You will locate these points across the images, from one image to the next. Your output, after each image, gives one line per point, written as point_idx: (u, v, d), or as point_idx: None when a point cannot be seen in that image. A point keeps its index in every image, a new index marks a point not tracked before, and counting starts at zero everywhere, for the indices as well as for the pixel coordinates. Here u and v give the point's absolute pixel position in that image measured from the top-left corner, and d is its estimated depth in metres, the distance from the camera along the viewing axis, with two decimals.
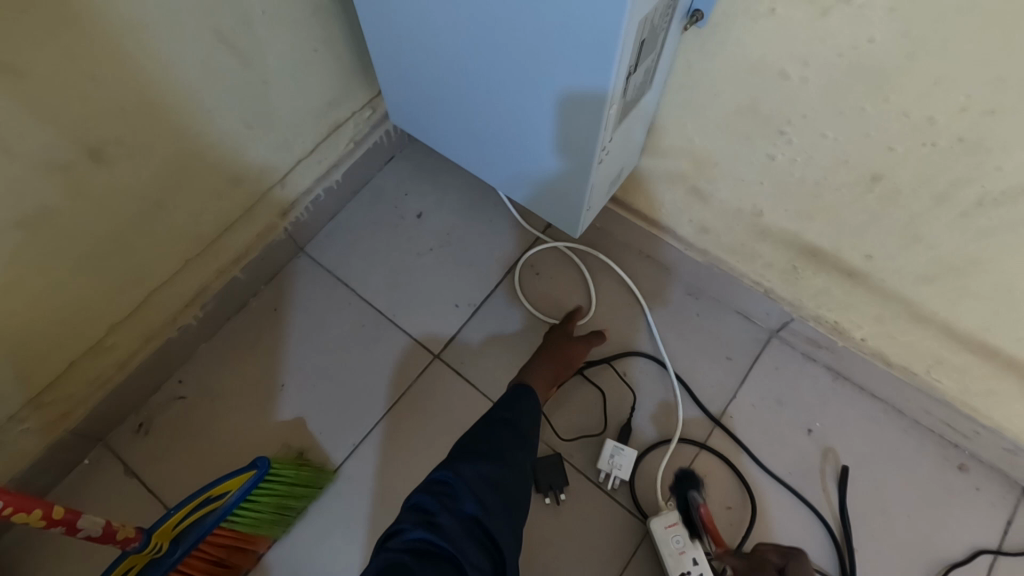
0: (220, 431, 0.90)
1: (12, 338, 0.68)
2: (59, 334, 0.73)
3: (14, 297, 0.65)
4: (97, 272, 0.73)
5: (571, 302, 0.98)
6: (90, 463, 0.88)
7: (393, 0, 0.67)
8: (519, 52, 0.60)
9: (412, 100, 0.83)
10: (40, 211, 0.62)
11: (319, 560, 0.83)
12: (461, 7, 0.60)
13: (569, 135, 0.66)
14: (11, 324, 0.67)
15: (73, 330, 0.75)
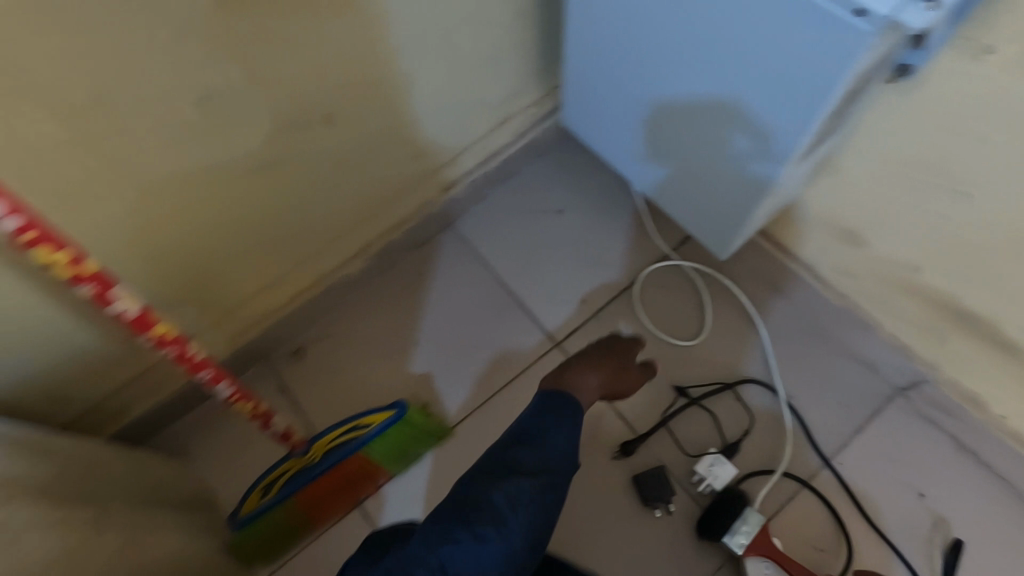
0: (358, 372, 1.01)
1: (229, 263, 0.81)
2: (262, 265, 0.87)
3: (243, 230, 0.78)
4: (300, 219, 0.85)
5: (694, 319, 1.00)
6: (250, 376, 1.02)
7: (604, 22, 0.74)
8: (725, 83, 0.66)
9: (590, 106, 0.90)
10: (276, 165, 0.74)
11: (428, 503, 0.93)
12: (676, 35, 0.67)
13: (758, 150, 0.69)
14: (235, 252, 0.80)
15: (271, 265, 0.88)
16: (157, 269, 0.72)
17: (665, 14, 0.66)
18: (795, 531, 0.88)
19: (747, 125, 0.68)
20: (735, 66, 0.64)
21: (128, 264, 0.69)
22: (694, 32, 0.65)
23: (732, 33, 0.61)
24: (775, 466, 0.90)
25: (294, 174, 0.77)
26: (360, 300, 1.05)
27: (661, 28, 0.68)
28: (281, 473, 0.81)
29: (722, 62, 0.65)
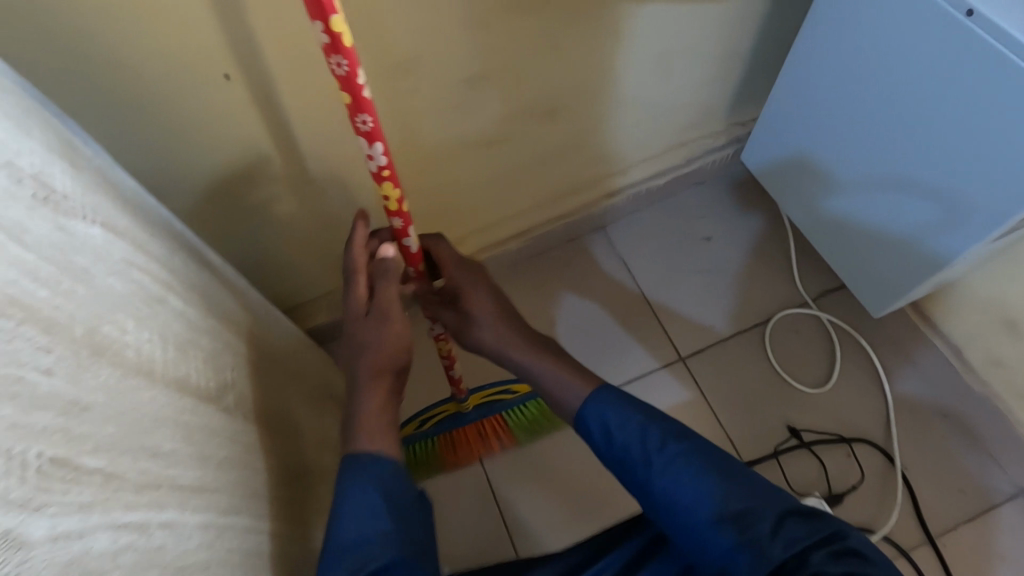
0: None
1: (430, 214, 0.94)
2: (450, 224, 0.99)
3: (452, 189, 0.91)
4: (494, 192, 0.97)
5: (821, 369, 1.03)
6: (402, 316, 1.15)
7: (818, 79, 0.81)
8: (929, 156, 0.70)
9: (776, 151, 0.97)
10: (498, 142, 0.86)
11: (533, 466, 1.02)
12: (891, 104, 0.73)
13: (946, 224, 0.73)
14: (438, 206, 0.93)
15: (457, 225, 1.01)
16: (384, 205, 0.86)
17: (883, 84, 0.72)
18: None
19: (939, 198, 0.72)
20: (962, 145, 0.66)
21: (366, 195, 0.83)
22: (910, 104, 0.70)
23: (958, 112, 0.65)
24: (876, 526, 0.92)
25: (511, 151, 0.89)
26: (513, 275, 1.14)
27: (877, 96, 0.74)
28: (438, 412, 0.95)
29: (941, 139, 0.68)
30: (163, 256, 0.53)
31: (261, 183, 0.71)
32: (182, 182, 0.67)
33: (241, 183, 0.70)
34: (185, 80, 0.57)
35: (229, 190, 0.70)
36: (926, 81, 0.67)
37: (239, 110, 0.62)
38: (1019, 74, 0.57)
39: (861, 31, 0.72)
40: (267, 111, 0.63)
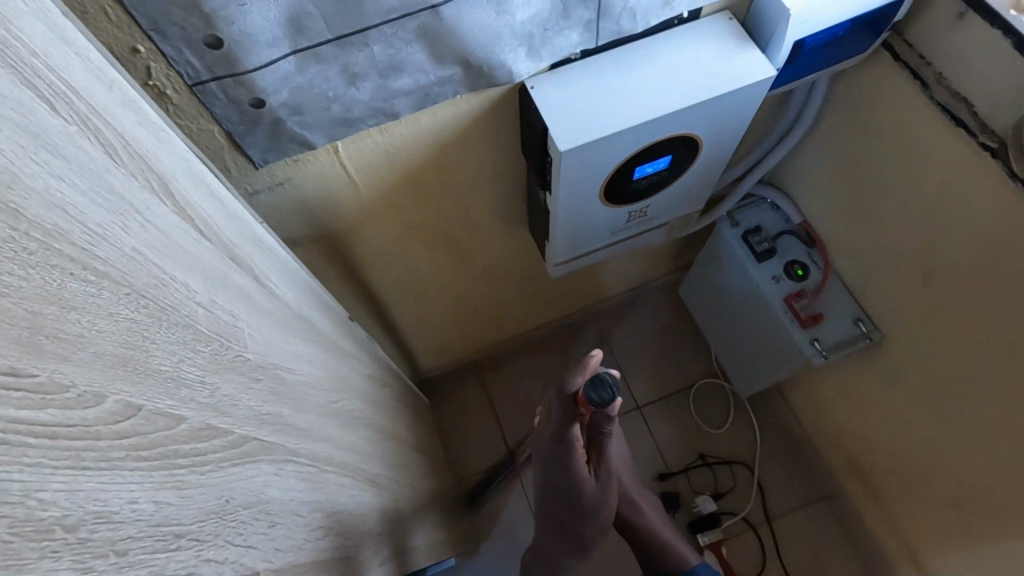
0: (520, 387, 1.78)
1: (488, 326, 1.58)
2: (500, 326, 1.63)
3: (504, 314, 1.55)
4: (527, 310, 1.61)
5: (719, 419, 1.71)
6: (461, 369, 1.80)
7: (704, 283, 1.47)
8: (750, 339, 1.36)
9: (689, 302, 1.62)
10: (533, 292, 1.49)
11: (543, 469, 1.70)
12: (733, 311, 1.38)
13: (761, 371, 1.39)
14: (493, 322, 1.57)
15: (504, 326, 1.65)
16: (465, 326, 1.50)
17: (728, 300, 1.38)
18: (737, 549, 1.58)
19: (757, 358, 1.38)
20: (763, 338, 1.30)
21: (456, 324, 1.47)
22: (740, 314, 1.35)
23: (757, 326, 1.30)
24: (738, 511, 1.61)
25: (540, 293, 1.53)
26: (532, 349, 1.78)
27: (728, 304, 1.39)
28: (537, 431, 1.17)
29: (753, 334, 1.33)
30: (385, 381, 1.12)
31: (408, 326, 1.36)
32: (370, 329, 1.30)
33: (398, 327, 1.34)
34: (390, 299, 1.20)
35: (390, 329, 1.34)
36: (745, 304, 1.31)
37: (410, 304, 1.27)
38: (774, 322, 1.22)
39: (719, 273, 1.37)
40: (422, 303, 1.27)
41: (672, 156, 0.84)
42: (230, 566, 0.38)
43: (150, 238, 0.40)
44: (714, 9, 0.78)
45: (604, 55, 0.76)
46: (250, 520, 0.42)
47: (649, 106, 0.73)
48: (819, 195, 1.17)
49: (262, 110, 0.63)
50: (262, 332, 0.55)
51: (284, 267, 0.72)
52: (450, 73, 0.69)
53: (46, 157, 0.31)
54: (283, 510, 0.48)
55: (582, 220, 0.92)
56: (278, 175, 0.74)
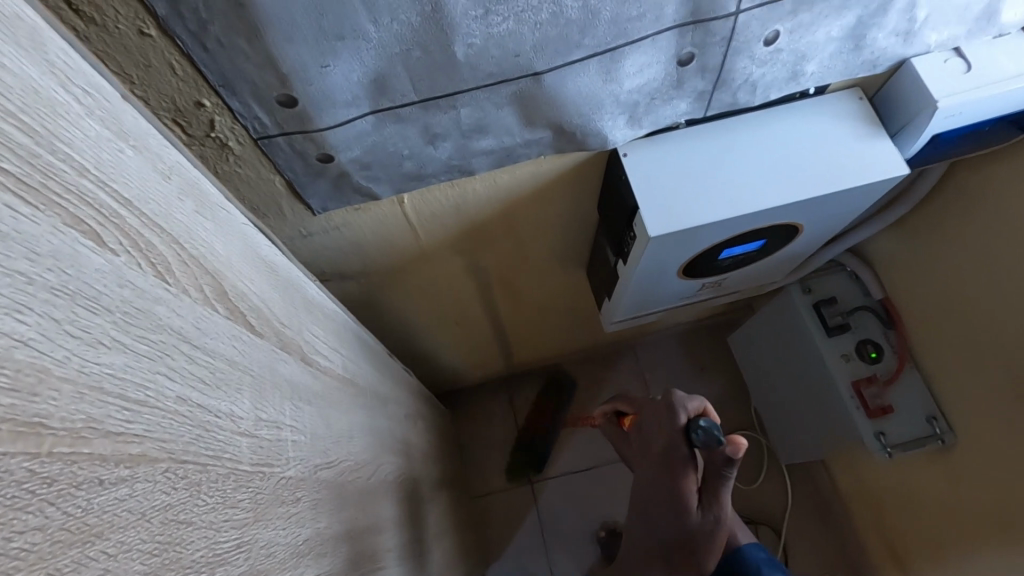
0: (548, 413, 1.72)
1: (525, 351, 1.52)
2: (537, 351, 1.56)
3: (543, 341, 1.48)
4: (566, 340, 1.54)
5: (749, 475, 1.61)
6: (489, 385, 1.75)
7: (760, 340, 1.38)
8: (802, 411, 1.28)
9: (739, 353, 1.53)
10: (577, 325, 1.42)
11: (558, 501, 1.64)
12: (788, 377, 1.30)
13: (808, 444, 1.30)
14: (531, 348, 1.51)
15: (540, 351, 1.58)
16: (501, 350, 1.44)
17: (785, 365, 1.29)
18: None
19: (805, 431, 1.29)
20: (817, 415, 1.21)
21: (493, 348, 1.41)
22: (795, 383, 1.27)
23: (812, 401, 1.22)
24: None
25: (584, 326, 1.45)
26: (564, 375, 1.72)
27: (783, 368, 1.31)
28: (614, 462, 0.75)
29: (806, 407, 1.25)
30: (418, 415, 1.06)
31: (445, 348, 1.30)
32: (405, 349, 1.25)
33: (434, 349, 1.29)
34: (431, 327, 1.14)
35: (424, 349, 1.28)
36: (804, 374, 1.22)
37: (450, 332, 1.21)
38: (833, 404, 1.14)
39: (779, 336, 1.28)
40: (463, 330, 1.21)
41: (766, 240, 0.75)
42: None
43: (197, 371, 0.34)
44: (842, 86, 0.69)
45: (710, 127, 0.68)
46: None
47: (756, 196, 0.65)
48: (909, 276, 1.07)
49: (329, 165, 0.56)
50: (306, 428, 0.49)
51: (335, 323, 0.66)
52: (539, 136, 0.61)
53: (84, 319, 0.25)
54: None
55: (655, 290, 0.85)
56: (338, 221, 0.68)
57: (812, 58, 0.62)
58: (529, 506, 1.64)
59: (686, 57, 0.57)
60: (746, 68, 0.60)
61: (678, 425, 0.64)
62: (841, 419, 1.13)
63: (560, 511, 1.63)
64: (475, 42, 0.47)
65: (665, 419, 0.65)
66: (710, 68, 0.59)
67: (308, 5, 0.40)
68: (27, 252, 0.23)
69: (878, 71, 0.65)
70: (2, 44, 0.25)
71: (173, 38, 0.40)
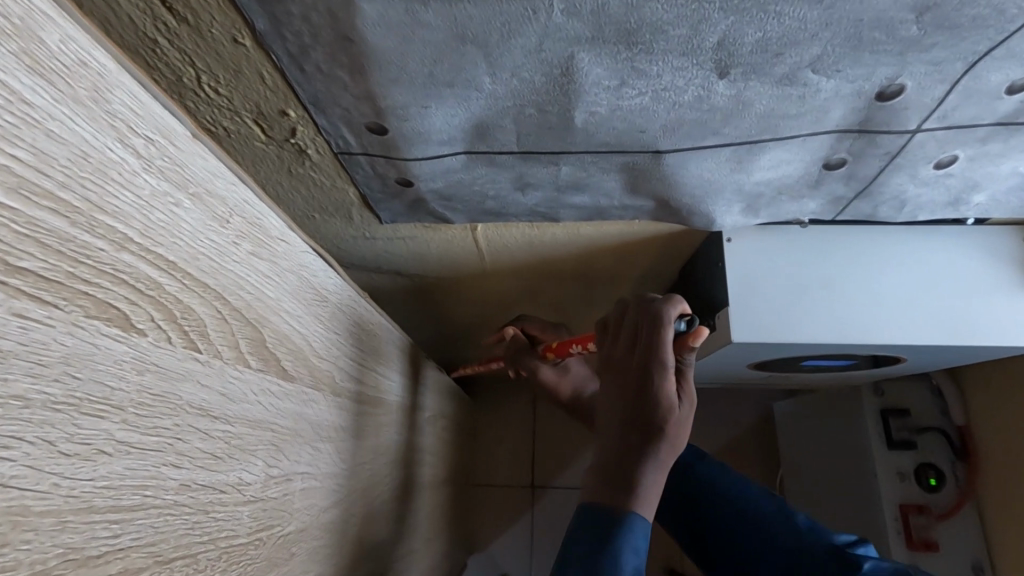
0: (566, 425, 1.71)
1: None
2: None
3: None
4: None
5: None
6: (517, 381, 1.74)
7: (810, 422, 1.28)
8: (830, 508, 1.19)
9: (784, 424, 1.44)
10: None
11: (554, 512, 1.64)
12: (827, 470, 1.21)
13: None
14: None
15: None
16: None
17: (828, 458, 1.21)
18: None
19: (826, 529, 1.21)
20: (849, 521, 1.12)
21: None
22: (833, 479, 1.18)
23: (845, 505, 1.13)
24: None
25: None
26: None
27: (825, 460, 1.22)
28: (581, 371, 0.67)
29: (836, 506, 1.17)
30: (438, 413, 1.05)
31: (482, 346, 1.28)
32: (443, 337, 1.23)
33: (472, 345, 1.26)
34: (474, 327, 1.11)
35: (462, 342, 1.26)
36: (848, 476, 1.12)
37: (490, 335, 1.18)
38: (867, 518, 1.06)
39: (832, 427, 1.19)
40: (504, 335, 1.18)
41: (856, 360, 0.67)
42: None
43: (211, 447, 0.31)
44: (1005, 220, 0.58)
45: (834, 231, 0.59)
46: None
47: (866, 325, 0.56)
48: (1003, 415, 0.95)
49: (407, 188, 0.52)
50: (321, 469, 0.47)
51: (375, 336, 0.63)
52: (639, 203, 0.55)
53: (88, 430, 0.22)
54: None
55: (717, 374, 0.78)
56: (404, 232, 0.64)
57: (984, 189, 0.52)
58: (525, 508, 1.65)
59: (835, 162, 0.49)
60: (902, 185, 0.51)
61: (665, 334, 0.52)
62: (871, 537, 1.04)
63: (553, 521, 1.64)
64: (599, 111, 0.41)
65: (644, 337, 0.53)
66: (859, 177, 0.51)
67: (421, 49, 0.34)
68: (30, 369, 0.20)
69: None
70: (54, 106, 0.21)
71: (268, 52, 0.36)
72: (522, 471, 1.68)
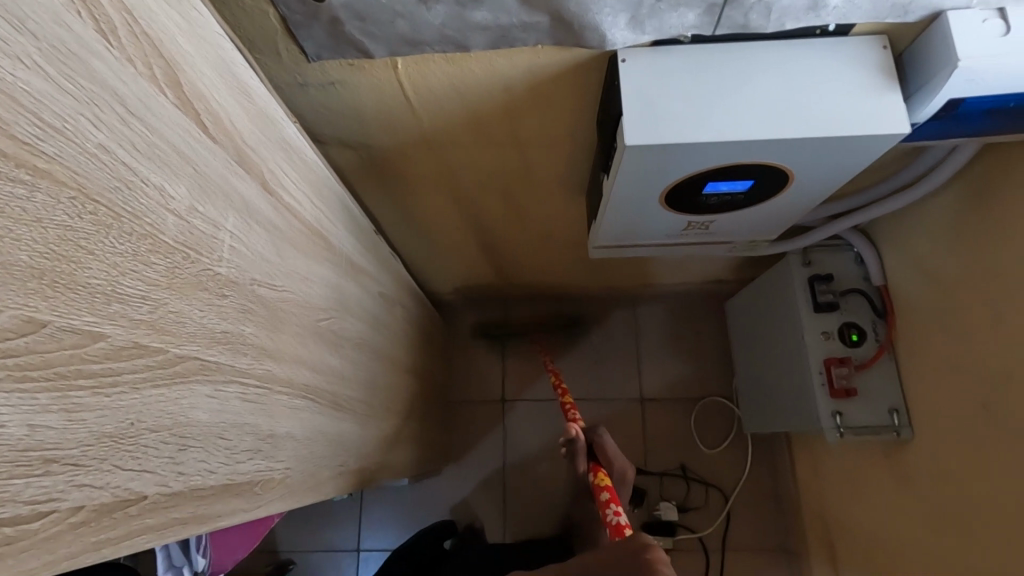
0: (534, 341, 1.79)
1: (521, 275, 1.55)
2: (536, 278, 1.59)
3: (542, 269, 1.50)
4: (566, 273, 1.55)
5: (712, 440, 1.67)
6: (485, 302, 1.82)
7: (754, 308, 1.37)
8: (771, 380, 1.30)
9: (734, 319, 1.53)
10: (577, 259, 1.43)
11: (525, 421, 1.73)
12: (767, 346, 1.31)
13: (766, 413, 1.33)
14: (527, 273, 1.54)
15: (538, 279, 1.60)
16: (499, 266, 1.47)
17: (767, 334, 1.30)
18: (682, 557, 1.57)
19: (767, 400, 1.32)
20: (787, 387, 1.21)
21: (492, 261, 1.44)
22: (772, 352, 1.28)
23: (781, 372, 1.24)
24: (697, 530, 1.59)
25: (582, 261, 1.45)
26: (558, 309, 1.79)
27: (765, 337, 1.32)
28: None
29: (774, 376, 1.27)
30: (399, 298, 1.12)
31: (440, 250, 1.35)
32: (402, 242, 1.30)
33: (432, 248, 1.33)
34: (430, 219, 1.18)
35: (423, 246, 1.33)
36: (783, 345, 1.21)
37: (447, 232, 1.25)
38: (798, 376, 1.16)
39: (770, 305, 1.28)
40: (459, 232, 1.25)
41: (750, 183, 0.74)
42: (143, 475, 0.38)
43: (129, 134, 0.37)
44: (867, 30, 0.65)
45: (716, 47, 0.65)
46: (177, 449, 0.41)
47: (744, 126, 0.63)
48: (911, 267, 1.03)
49: (322, 6, 0.57)
50: (252, 244, 0.53)
51: (315, 173, 0.70)
52: (537, 20, 0.61)
53: (3, 30, 0.28)
54: (230, 433, 0.48)
55: (638, 218, 0.84)
56: (334, 76, 0.70)
57: None
58: (498, 419, 1.74)
59: None
60: None
61: None
62: (802, 391, 1.14)
63: (524, 430, 1.73)
64: None
65: None
66: None
67: None
68: None
69: (909, 20, 0.62)
70: None
71: None
72: (493, 387, 1.76)
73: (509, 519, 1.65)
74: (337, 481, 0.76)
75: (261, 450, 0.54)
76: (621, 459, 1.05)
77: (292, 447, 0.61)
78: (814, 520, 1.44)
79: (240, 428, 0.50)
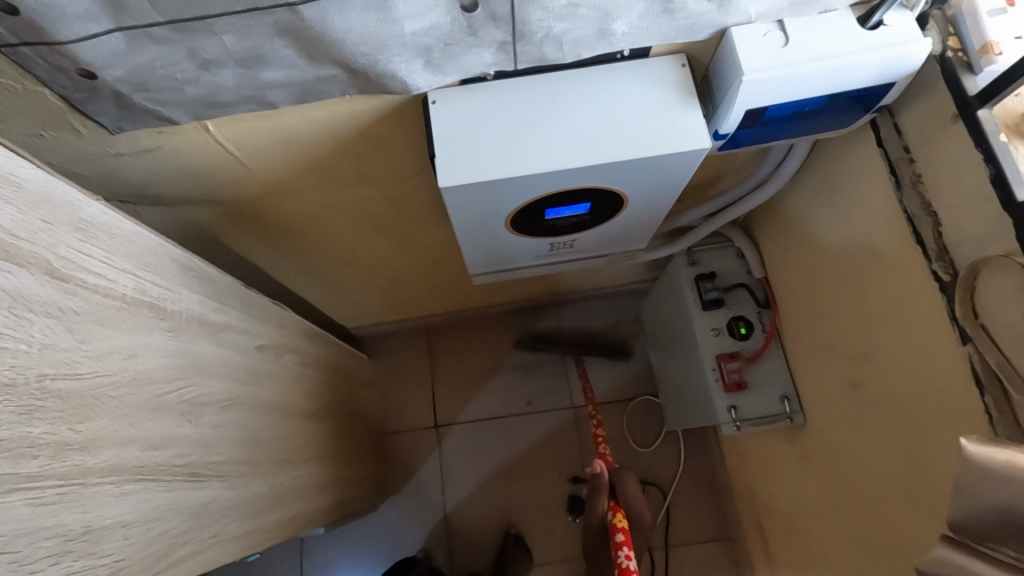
0: (462, 362, 1.78)
1: (436, 299, 1.54)
2: (451, 301, 1.59)
3: (453, 293, 1.50)
4: (478, 293, 1.55)
5: (645, 438, 1.69)
6: (409, 329, 1.80)
7: (653, 309, 1.40)
8: (675, 379, 1.32)
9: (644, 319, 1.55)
10: None
11: (461, 443, 1.72)
12: (668, 345, 1.33)
13: (676, 410, 1.35)
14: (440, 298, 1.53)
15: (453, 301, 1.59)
16: (408, 295, 1.46)
17: (666, 334, 1.33)
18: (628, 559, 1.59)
19: (675, 397, 1.34)
20: (688, 384, 1.23)
21: (399, 292, 1.43)
22: (672, 352, 1.30)
23: (681, 370, 1.26)
24: None
25: None
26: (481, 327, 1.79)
27: (665, 338, 1.34)
28: None
29: (677, 375, 1.30)
30: (292, 344, 1.10)
31: (340, 288, 1.33)
32: (298, 284, 1.28)
33: (332, 287, 1.32)
34: (317, 261, 1.16)
35: (322, 287, 1.32)
36: (681, 344, 1.24)
37: (340, 270, 1.23)
38: (695, 375, 1.18)
39: (664, 306, 1.30)
40: (354, 269, 1.24)
41: (587, 204, 0.75)
42: None
43: None
44: (665, 51, 0.67)
45: (520, 80, 0.66)
46: None
47: (555, 155, 0.64)
48: (784, 257, 1.07)
49: (96, 82, 0.56)
50: (36, 339, 0.51)
51: (138, 244, 0.68)
52: (332, 74, 0.61)
53: None
54: (16, 543, 0.46)
55: (495, 246, 0.85)
56: (148, 143, 0.68)
57: (618, 17, 0.59)
58: (434, 445, 1.72)
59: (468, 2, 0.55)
60: (542, 20, 0.58)
61: None
62: (700, 389, 1.16)
63: (461, 453, 1.71)
64: None
65: None
66: (501, 17, 0.57)
67: None
68: None
69: (698, 38, 0.64)
70: None
71: None
72: (426, 413, 1.75)
73: (455, 544, 1.63)
74: (207, 553, 0.74)
75: (68, 550, 0.52)
76: (639, 503, 1.00)
77: (124, 535, 0.59)
78: (746, 505, 1.48)
79: (31, 534, 0.48)
